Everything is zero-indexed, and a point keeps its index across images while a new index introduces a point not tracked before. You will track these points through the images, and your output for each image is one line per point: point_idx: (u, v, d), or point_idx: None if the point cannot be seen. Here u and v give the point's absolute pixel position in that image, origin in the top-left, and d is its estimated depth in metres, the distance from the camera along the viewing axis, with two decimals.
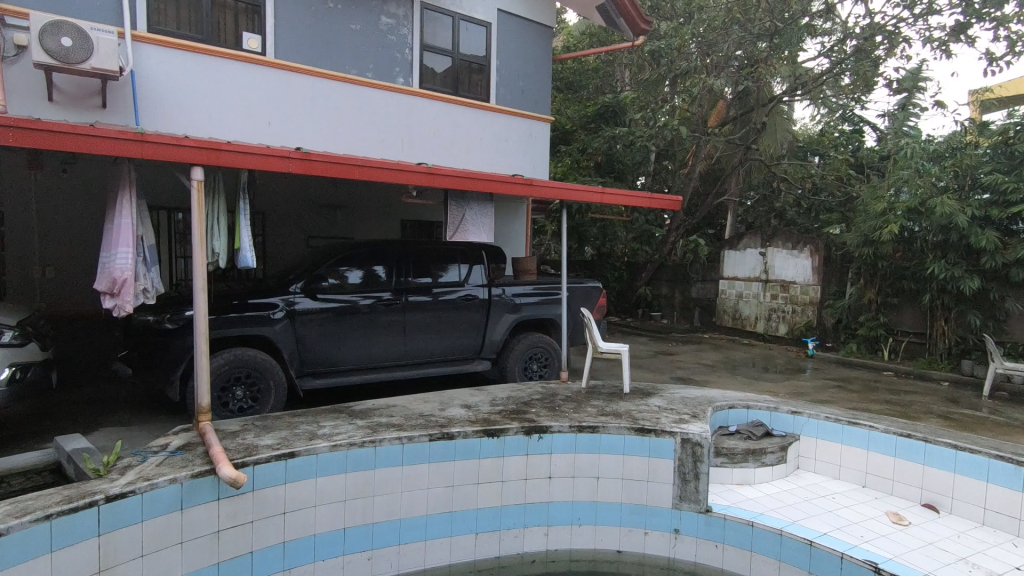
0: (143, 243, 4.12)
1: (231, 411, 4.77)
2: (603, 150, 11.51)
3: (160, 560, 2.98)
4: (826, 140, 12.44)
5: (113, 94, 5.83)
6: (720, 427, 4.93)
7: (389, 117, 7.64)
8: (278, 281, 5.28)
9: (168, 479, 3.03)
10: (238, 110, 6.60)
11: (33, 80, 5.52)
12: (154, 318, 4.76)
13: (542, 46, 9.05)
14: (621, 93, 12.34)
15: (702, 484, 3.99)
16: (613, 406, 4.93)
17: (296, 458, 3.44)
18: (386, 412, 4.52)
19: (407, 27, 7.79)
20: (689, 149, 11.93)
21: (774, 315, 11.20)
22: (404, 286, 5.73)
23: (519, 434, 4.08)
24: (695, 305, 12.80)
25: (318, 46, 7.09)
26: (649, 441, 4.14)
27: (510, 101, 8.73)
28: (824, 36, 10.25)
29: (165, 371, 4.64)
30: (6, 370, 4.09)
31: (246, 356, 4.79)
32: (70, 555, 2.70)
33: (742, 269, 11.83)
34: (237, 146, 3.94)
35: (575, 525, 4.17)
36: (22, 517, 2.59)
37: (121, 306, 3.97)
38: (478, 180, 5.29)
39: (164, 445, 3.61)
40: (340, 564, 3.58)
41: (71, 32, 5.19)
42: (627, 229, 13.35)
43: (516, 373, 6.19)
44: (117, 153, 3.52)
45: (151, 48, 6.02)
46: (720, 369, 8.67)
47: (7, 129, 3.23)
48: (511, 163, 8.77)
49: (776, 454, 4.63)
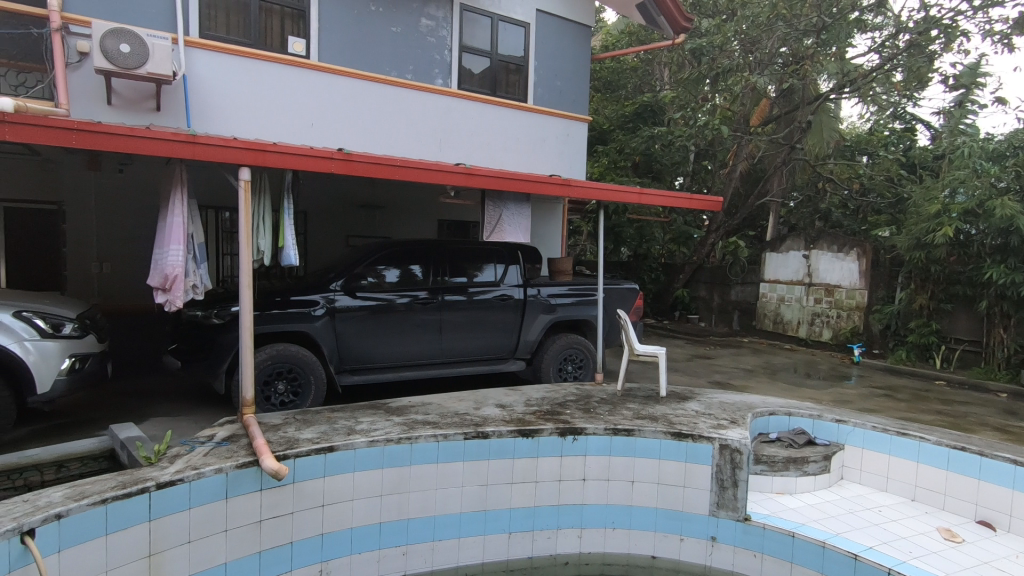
0: (193, 241, 4.29)
1: (273, 404, 4.91)
2: (641, 150, 11.39)
3: (206, 546, 3.09)
4: (875, 139, 11.94)
5: (166, 97, 6.07)
6: (759, 434, 4.83)
7: (427, 118, 7.72)
8: (319, 279, 5.41)
9: (215, 469, 3.14)
10: (283, 112, 6.78)
11: (93, 84, 5.80)
12: (203, 313, 4.95)
13: (581, 45, 9.01)
14: (661, 92, 12.18)
15: (741, 492, 3.90)
16: (649, 409, 4.87)
17: (334, 453, 3.51)
18: (422, 409, 4.58)
19: (447, 29, 7.87)
20: (730, 148, 11.62)
21: (817, 320, 10.87)
22: (440, 285, 5.78)
23: (554, 435, 4.07)
24: (734, 308, 12.52)
25: (359, 48, 7.22)
26: (686, 446, 4.08)
27: (548, 101, 8.71)
28: (875, 32, 9.92)
29: (211, 364, 4.83)
30: (66, 360, 4.29)
31: (289, 352, 4.93)
32: (122, 538, 2.82)
33: (784, 272, 11.53)
34: (282, 147, 4.05)
35: (609, 528, 4.13)
36: (80, 500, 2.73)
37: (172, 301, 4.13)
38: (515, 180, 5.29)
39: (211, 436, 3.74)
40: (376, 558, 3.64)
41: (130, 38, 5.44)
42: (664, 229, 13.08)
43: (550, 374, 6.19)
44: (170, 154, 3.67)
45: (203, 53, 6.27)
46: (760, 374, 8.44)
47: (70, 131, 3.40)
48: (548, 164, 8.75)
49: (819, 463, 4.48)
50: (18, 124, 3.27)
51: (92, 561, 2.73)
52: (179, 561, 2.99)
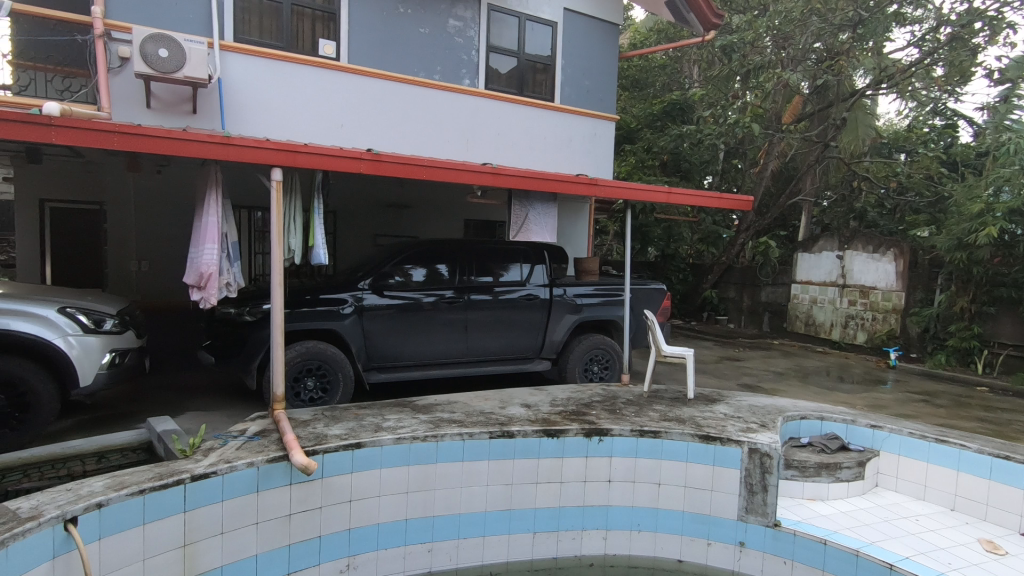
0: (227, 240, 4.41)
1: (302, 400, 5.00)
2: (669, 149, 11.25)
3: (237, 538, 3.16)
4: (914, 136, 11.56)
5: (202, 100, 6.24)
6: (790, 438, 4.73)
7: (453, 118, 7.76)
8: (348, 278, 5.49)
9: (246, 463, 3.21)
10: (314, 114, 6.90)
11: (133, 88, 6.00)
12: (236, 311, 5.07)
13: (609, 44, 8.95)
14: (690, 90, 12.03)
15: (770, 497, 3.82)
16: (676, 411, 4.81)
17: (362, 449, 3.56)
18: (448, 408, 4.61)
19: (474, 29, 7.90)
20: (761, 146, 11.40)
21: (851, 323, 10.60)
22: (466, 284, 5.81)
23: (579, 435, 4.05)
24: (765, 309, 12.28)
25: (389, 50, 7.31)
26: (714, 449, 4.02)
27: (575, 100, 8.67)
28: (914, 25, 9.63)
29: (244, 360, 4.94)
30: (107, 355, 4.44)
31: (318, 350, 5.02)
32: (159, 528, 2.91)
33: (817, 273, 11.28)
34: (313, 148, 4.12)
35: (635, 530, 4.10)
36: (120, 490, 2.82)
37: (207, 298, 4.24)
38: (542, 179, 5.29)
39: (243, 430, 3.83)
40: (402, 554, 3.68)
41: (168, 43, 5.61)
42: (692, 229, 12.81)
43: (576, 374, 6.16)
44: (205, 154, 3.77)
45: (237, 56, 6.42)
46: (791, 377, 8.26)
47: (111, 134, 3.53)
48: (575, 163, 8.71)
49: (852, 470, 4.36)
50: (63, 127, 3.41)
51: (130, 549, 2.82)
52: (212, 552, 3.07)
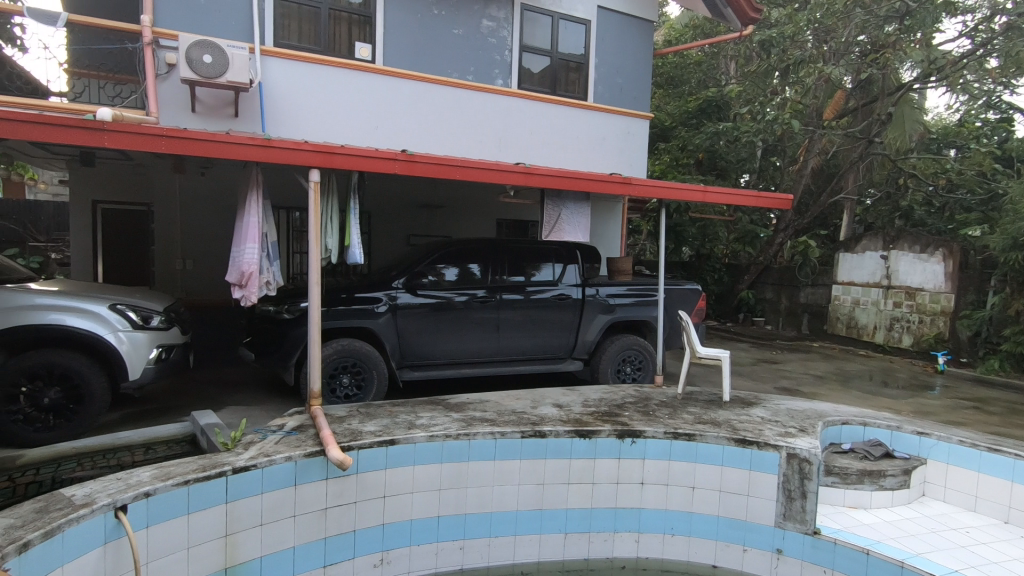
0: (267, 239, 4.54)
1: (338, 397, 5.10)
2: (705, 146, 11.04)
3: (275, 530, 3.25)
4: (965, 131, 11.07)
5: (244, 103, 6.44)
6: (831, 444, 4.60)
7: (486, 118, 7.80)
8: (382, 277, 5.58)
9: (285, 457, 3.29)
10: (350, 116, 7.02)
11: (179, 94, 6.22)
12: (274, 309, 5.21)
13: (644, 41, 8.84)
14: (727, 86, 11.80)
15: (810, 504, 3.72)
16: (711, 414, 4.72)
17: (396, 446, 3.62)
18: (480, 406, 4.63)
19: (507, 29, 7.92)
20: (801, 143, 11.10)
21: (896, 325, 10.22)
22: (499, 284, 5.83)
23: (612, 437, 4.02)
24: (804, 310, 11.95)
25: (423, 51, 7.39)
26: (750, 453, 3.93)
27: (609, 98, 8.60)
28: (966, 15, 9.23)
29: (282, 357, 5.07)
30: (154, 350, 4.61)
31: (353, 347, 5.12)
32: (202, 518, 3.01)
33: (859, 273, 10.92)
34: (349, 149, 4.20)
35: (668, 534, 4.04)
36: (166, 480, 2.93)
37: (248, 296, 4.37)
38: (575, 179, 5.26)
39: (281, 425, 3.93)
40: (434, 550, 3.72)
41: (212, 49, 5.80)
42: (728, 229, 12.54)
43: (608, 375, 6.12)
44: (246, 157, 3.89)
45: (277, 61, 6.59)
46: (832, 381, 8.00)
47: (159, 138, 3.66)
48: (608, 161, 8.63)
49: (897, 478, 4.20)
50: (115, 131, 3.56)
51: (175, 538, 2.92)
52: (251, 542, 3.17)
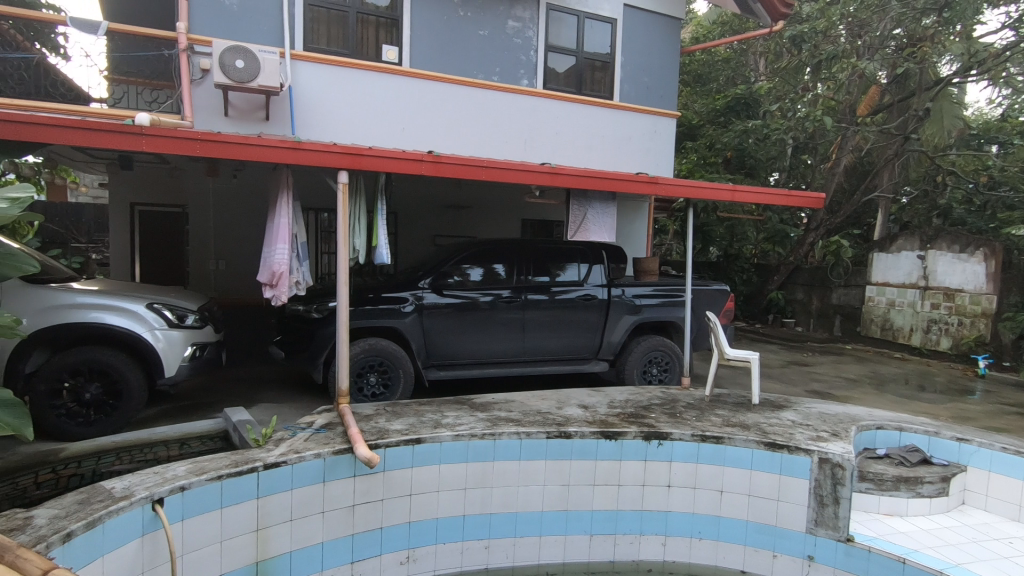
0: (296, 240, 4.62)
1: (365, 395, 5.17)
2: (733, 145, 10.84)
3: (305, 525, 3.31)
4: (1008, 125, 10.66)
5: (275, 107, 6.57)
6: (865, 449, 4.48)
7: (512, 118, 7.80)
8: (408, 277, 5.63)
9: (314, 454, 3.35)
10: (377, 118, 7.11)
11: (213, 98, 6.38)
12: (304, 308, 5.30)
13: (671, 39, 8.74)
14: (756, 83, 11.58)
15: (843, 510, 3.63)
16: (739, 417, 4.63)
17: (422, 444, 3.65)
18: (506, 406, 4.64)
19: (533, 29, 7.91)
20: (833, 141, 10.84)
21: (934, 327, 9.89)
22: (524, 284, 5.83)
23: (638, 438, 3.99)
24: (836, 312, 11.67)
25: (449, 53, 7.44)
26: (780, 457, 3.85)
27: (634, 97, 8.53)
28: (1009, 6, 8.90)
29: (311, 355, 5.16)
30: (188, 348, 4.74)
31: (380, 347, 5.18)
32: (235, 513, 3.09)
33: (894, 274, 10.61)
34: (377, 151, 4.25)
35: (695, 538, 3.99)
36: (200, 475, 3.01)
37: (279, 296, 4.46)
38: (600, 178, 5.23)
39: (310, 423, 4.00)
40: (459, 549, 3.74)
41: (245, 54, 5.93)
42: (757, 228, 12.29)
43: (634, 376, 6.07)
44: (277, 159, 3.97)
45: (306, 65, 6.71)
46: (866, 385, 7.79)
47: (194, 142, 3.77)
48: (634, 161, 8.55)
49: (935, 485, 4.06)
50: (153, 135, 3.68)
51: (209, 531, 3.00)
52: (282, 538, 3.23)
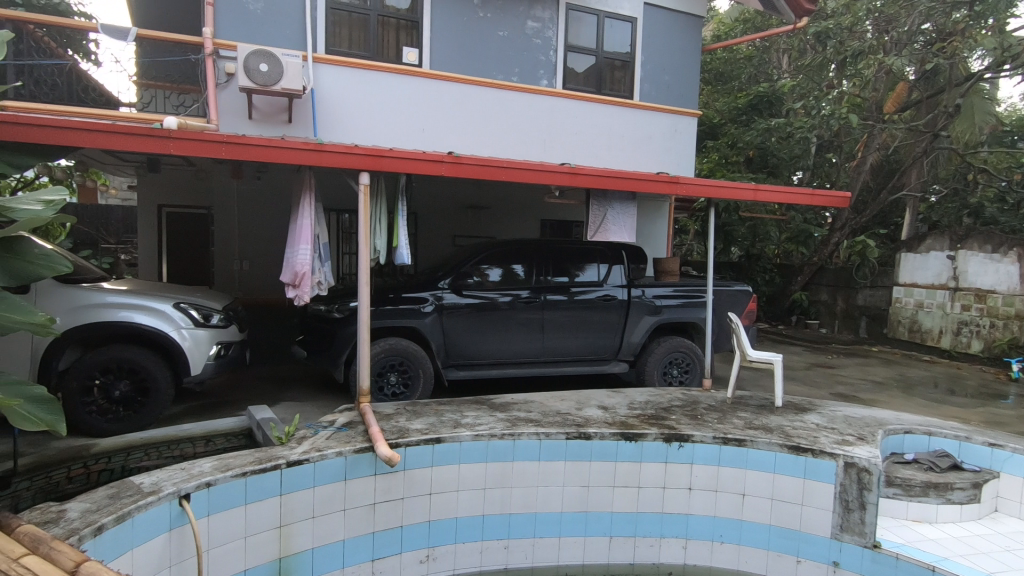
0: (319, 241, 4.68)
1: (385, 395, 5.21)
2: (756, 144, 10.67)
3: (327, 523, 3.35)
4: None
5: (297, 110, 6.66)
6: (892, 454, 4.38)
7: (531, 118, 7.80)
8: (428, 278, 5.67)
9: (335, 452, 3.39)
10: (397, 120, 7.16)
11: (238, 101, 6.50)
12: (326, 308, 5.36)
13: (692, 37, 8.66)
14: (779, 81, 11.41)
15: (869, 516, 3.56)
16: (762, 419, 4.56)
17: (442, 444, 3.66)
18: (525, 407, 4.65)
19: (553, 29, 7.90)
20: (859, 139, 10.63)
21: (965, 329, 9.64)
22: (543, 284, 5.83)
23: (658, 440, 3.96)
24: (862, 313, 11.45)
25: (468, 54, 7.47)
26: (805, 461, 3.79)
27: (655, 97, 8.47)
28: None
29: (332, 355, 5.22)
30: (213, 347, 4.82)
31: (401, 346, 5.22)
32: (258, 509, 3.14)
33: (923, 274, 10.37)
34: (398, 153, 4.28)
35: (716, 541, 3.94)
36: (225, 472, 3.06)
37: (301, 296, 4.52)
38: (620, 178, 5.20)
39: (332, 421, 4.05)
40: (479, 548, 3.75)
41: (269, 58, 6.03)
42: (780, 228, 12.07)
43: (655, 377, 6.02)
44: (300, 161, 4.03)
45: (328, 67, 6.79)
46: (893, 388, 7.62)
47: (220, 144, 3.84)
48: (655, 161, 8.48)
49: (966, 492, 3.96)
50: (180, 138, 3.76)
51: (234, 527, 3.06)
52: (304, 534, 3.28)
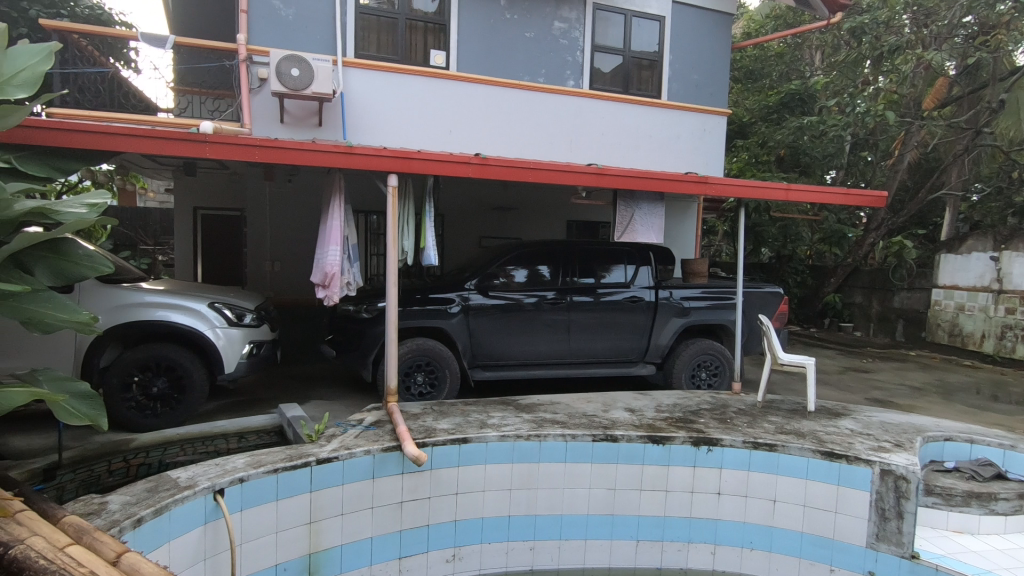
0: (348, 242, 4.75)
1: (412, 394, 5.25)
2: (787, 142, 10.39)
3: (355, 520, 3.39)
4: None
5: (327, 113, 6.78)
6: (932, 462, 4.25)
7: (558, 119, 7.79)
8: (455, 279, 5.70)
9: (364, 450, 3.43)
10: (424, 122, 7.23)
11: (271, 106, 6.64)
12: (354, 308, 5.44)
13: (722, 35, 8.53)
14: (812, 78, 11.14)
15: (907, 526, 3.45)
16: (794, 424, 4.47)
17: (468, 444, 3.68)
18: (551, 408, 4.64)
19: (580, 29, 7.87)
20: (896, 136, 10.34)
21: (1009, 334, 9.25)
22: (569, 285, 5.82)
23: (686, 444, 3.90)
24: (898, 316, 11.14)
25: (495, 56, 7.49)
26: (838, 467, 3.69)
27: (683, 96, 8.37)
28: None
29: (361, 354, 5.29)
30: (246, 346, 4.94)
31: (428, 347, 5.27)
32: (289, 505, 3.20)
33: (964, 276, 10.02)
34: (425, 154, 4.31)
35: (746, 548, 3.87)
36: (258, 468, 3.13)
37: (331, 296, 4.59)
38: (648, 179, 5.15)
39: (360, 420, 4.10)
40: (504, 549, 3.76)
41: (300, 63, 6.15)
42: (812, 229, 11.78)
43: (682, 380, 5.95)
44: (331, 164, 4.10)
45: (357, 71, 6.89)
46: (932, 394, 7.36)
47: (252, 148, 3.94)
48: (683, 161, 8.37)
49: (1011, 502, 3.81)
50: (216, 143, 3.86)
51: (266, 523, 3.12)
52: (334, 531, 3.33)
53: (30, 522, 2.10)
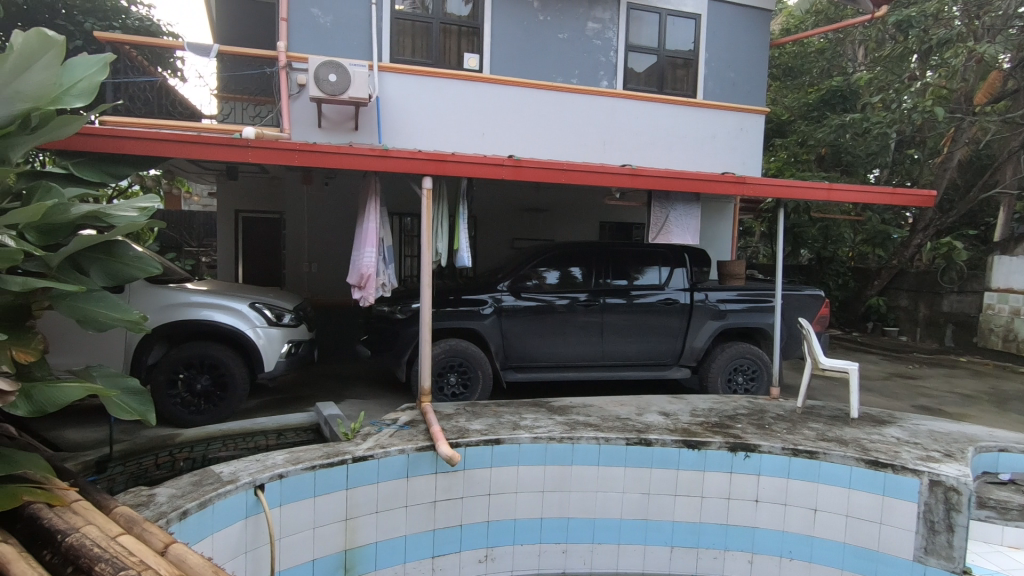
0: (384, 244, 4.83)
1: (445, 395, 5.29)
2: (827, 141, 10.05)
3: (390, 518, 3.44)
4: None
5: (363, 117, 6.91)
6: (986, 474, 4.07)
7: (591, 120, 7.75)
8: (487, 280, 5.73)
9: (398, 449, 3.48)
10: (457, 124, 7.29)
11: (309, 111, 6.81)
12: (389, 309, 5.51)
13: (760, 32, 8.35)
14: (854, 74, 10.79)
15: (958, 539, 3.33)
16: (836, 431, 4.32)
17: (501, 445, 3.69)
18: (584, 411, 4.61)
19: (613, 30, 7.82)
20: (945, 133, 9.95)
21: None
22: (602, 287, 5.78)
23: (723, 449, 3.83)
24: (947, 320, 10.70)
25: (528, 58, 7.50)
26: (884, 477, 3.57)
27: (719, 94, 8.22)
28: None
29: (396, 354, 5.37)
30: (285, 345, 5.06)
31: (461, 348, 5.30)
32: (326, 502, 3.26)
33: (1019, 278, 9.55)
34: (460, 157, 4.34)
35: (785, 557, 3.76)
36: (296, 464, 3.20)
37: (366, 297, 4.67)
38: (683, 179, 5.08)
39: (395, 419, 4.15)
40: (536, 551, 3.75)
41: (338, 69, 6.29)
42: (855, 229, 11.40)
43: (718, 384, 5.83)
44: (367, 167, 4.17)
45: (392, 76, 7.01)
46: (984, 402, 7.03)
47: (292, 152, 4.03)
48: (719, 160, 8.22)
49: None
50: (257, 147, 3.97)
51: (303, 518, 3.19)
52: (369, 528, 3.38)
53: (85, 511, 2.20)
